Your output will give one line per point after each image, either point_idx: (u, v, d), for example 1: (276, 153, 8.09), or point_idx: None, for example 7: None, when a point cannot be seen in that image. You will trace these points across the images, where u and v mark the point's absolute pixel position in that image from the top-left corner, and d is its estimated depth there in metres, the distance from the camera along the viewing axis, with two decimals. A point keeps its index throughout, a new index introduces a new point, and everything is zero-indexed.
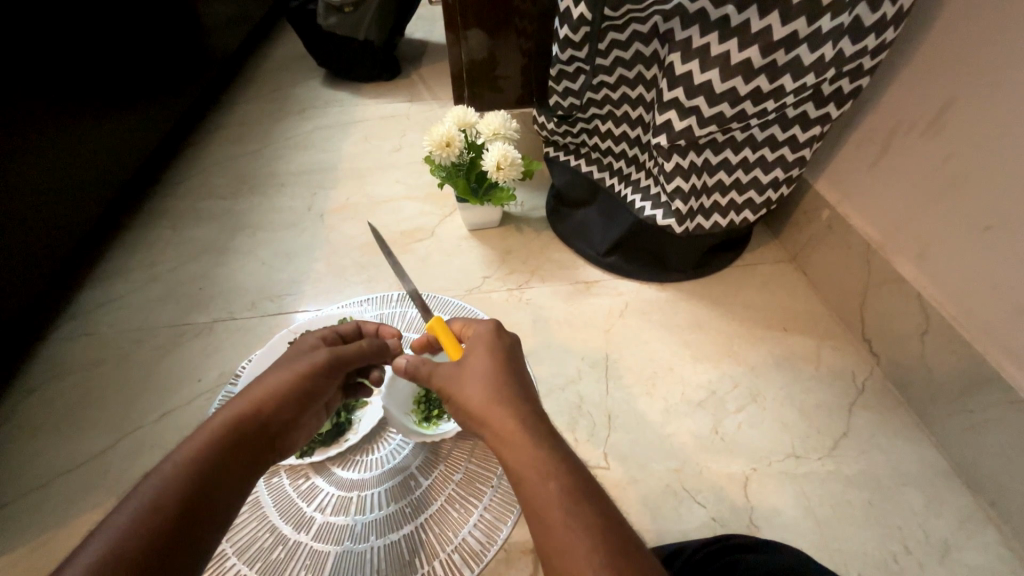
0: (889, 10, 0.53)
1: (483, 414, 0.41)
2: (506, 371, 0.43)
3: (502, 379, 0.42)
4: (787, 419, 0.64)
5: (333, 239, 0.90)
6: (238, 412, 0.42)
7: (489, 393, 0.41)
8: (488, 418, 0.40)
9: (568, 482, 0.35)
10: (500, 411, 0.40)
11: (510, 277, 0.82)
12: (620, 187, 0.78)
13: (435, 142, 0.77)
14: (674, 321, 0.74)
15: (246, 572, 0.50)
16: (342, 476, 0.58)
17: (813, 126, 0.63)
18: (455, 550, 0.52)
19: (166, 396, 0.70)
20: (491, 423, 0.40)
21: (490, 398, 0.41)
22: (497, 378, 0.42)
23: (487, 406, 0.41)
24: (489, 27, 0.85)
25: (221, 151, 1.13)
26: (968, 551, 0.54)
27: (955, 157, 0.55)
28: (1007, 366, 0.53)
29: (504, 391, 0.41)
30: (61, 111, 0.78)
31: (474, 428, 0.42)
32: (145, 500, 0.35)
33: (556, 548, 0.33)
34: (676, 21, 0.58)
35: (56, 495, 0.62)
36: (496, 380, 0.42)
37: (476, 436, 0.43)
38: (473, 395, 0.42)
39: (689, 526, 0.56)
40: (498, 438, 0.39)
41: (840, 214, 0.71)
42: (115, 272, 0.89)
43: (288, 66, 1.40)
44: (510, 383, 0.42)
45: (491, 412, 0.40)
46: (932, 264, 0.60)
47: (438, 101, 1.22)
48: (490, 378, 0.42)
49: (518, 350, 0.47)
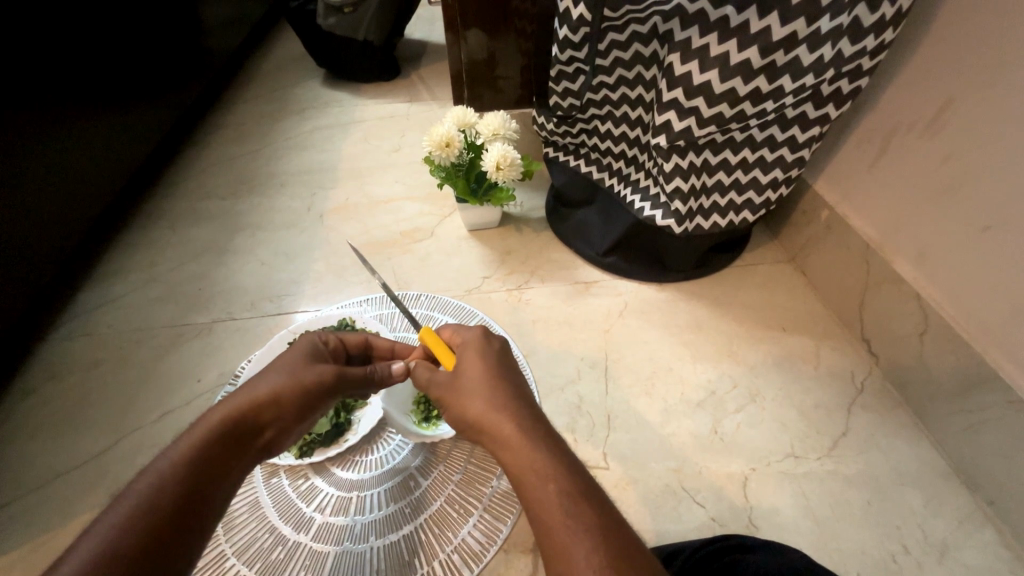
0: (889, 10, 0.53)
1: (480, 419, 0.41)
2: (502, 376, 0.43)
3: (498, 384, 0.42)
4: (786, 419, 0.64)
5: (333, 239, 0.90)
6: (236, 411, 0.42)
7: (486, 398, 0.41)
8: (486, 423, 0.40)
9: (567, 483, 0.35)
10: (498, 416, 0.40)
11: (510, 277, 0.82)
12: (620, 187, 0.78)
13: (435, 143, 0.77)
14: (673, 321, 0.75)
15: (245, 572, 0.50)
16: (342, 476, 0.59)
17: (813, 126, 0.64)
18: (454, 550, 0.53)
19: (166, 397, 0.70)
20: (489, 428, 0.40)
21: (488, 403, 0.41)
22: (493, 383, 0.42)
23: (483, 413, 0.40)
24: (489, 27, 0.85)
25: (221, 151, 1.13)
26: (967, 551, 0.54)
27: (954, 157, 0.55)
28: (1005, 366, 0.53)
29: (501, 395, 0.41)
30: (60, 111, 0.78)
31: (472, 434, 0.42)
32: (139, 499, 0.35)
33: (558, 550, 0.33)
34: (676, 21, 0.58)
35: (55, 496, 0.62)
36: (492, 385, 0.42)
37: (475, 443, 0.42)
38: (470, 401, 0.42)
39: (689, 526, 0.56)
40: (496, 444, 0.39)
41: (839, 215, 0.71)
42: (114, 272, 0.89)
43: (288, 66, 1.40)
44: (505, 388, 0.42)
45: (488, 417, 0.40)
46: (931, 264, 0.60)
47: (438, 101, 1.22)
48: (487, 383, 0.42)
49: (508, 354, 0.47)
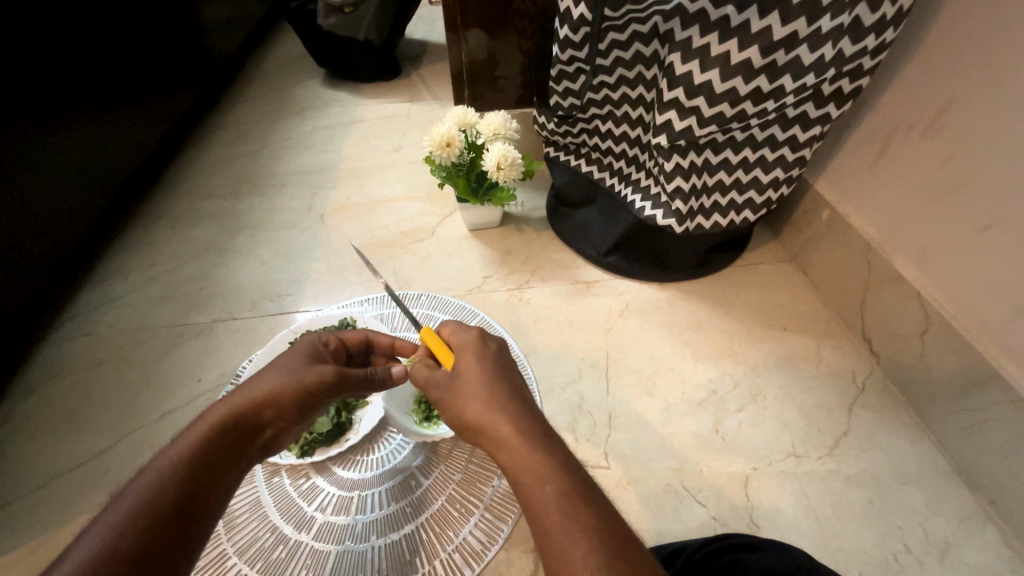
0: (889, 10, 0.53)
1: (478, 421, 0.41)
2: (500, 377, 0.43)
3: (496, 385, 0.42)
4: (787, 419, 0.64)
5: (333, 238, 0.90)
6: (234, 411, 0.42)
7: (484, 400, 0.41)
8: (484, 425, 0.40)
9: (565, 484, 0.35)
10: (496, 417, 0.40)
11: (511, 277, 0.82)
12: (621, 187, 0.78)
13: (435, 142, 0.76)
14: (674, 321, 0.75)
15: (246, 571, 0.50)
16: (343, 476, 0.58)
17: (813, 126, 0.64)
18: (455, 550, 0.53)
19: (167, 397, 0.70)
20: (487, 429, 0.40)
21: (485, 404, 0.41)
22: (490, 384, 0.42)
23: (481, 414, 0.41)
24: (489, 27, 0.86)
25: (221, 151, 1.13)
26: (968, 550, 0.54)
27: (955, 157, 0.55)
28: (1005, 365, 0.53)
29: (499, 397, 0.41)
30: (60, 111, 0.78)
31: (470, 435, 0.42)
32: (139, 497, 0.35)
33: (556, 551, 0.33)
34: (676, 21, 0.58)
35: (56, 495, 0.62)
36: (489, 386, 0.42)
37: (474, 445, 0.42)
38: (467, 402, 0.42)
39: (689, 525, 0.56)
40: (494, 445, 0.39)
41: (839, 214, 0.71)
42: (114, 272, 0.89)
43: (288, 66, 1.40)
44: (503, 389, 0.42)
45: (485, 418, 0.40)
46: (931, 264, 0.60)
47: (438, 101, 1.22)
48: (485, 384, 0.42)
49: (507, 355, 0.47)
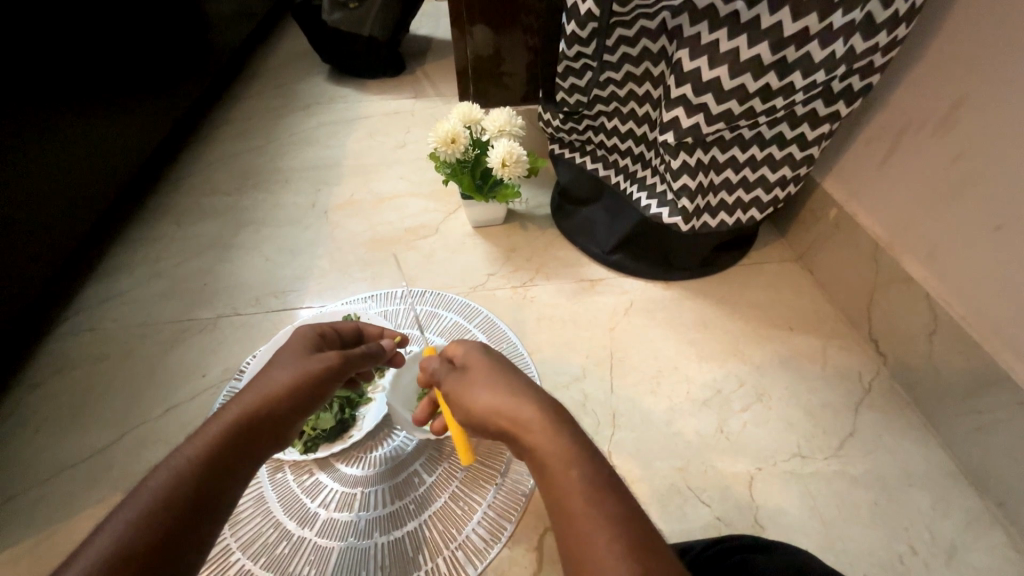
0: (901, 6, 0.52)
1: (497, 406, 0.41)
2: (518, 372, 0.44)
3: (515, 377, 0.43)
4: (793, 419, 0.63)
5: (337, 235, 0.90)
6: (249, 408, 0.42)
7: (503, 388, 0.42)
8: (503, 408, 0.40)
9: (590, 470, 0.35)
10: (513, 402, 0.40)
11: (515, 275, 0.81)
12: (627, 185, 0.78)
13: (440, 139, 0.76)
14: (679, 320, 0.74)
15: (250, 566, 0.51)
16: (346, 472, 0.58)
17: (822, 124, 0.63)
18: (458, 548, 0.52)
19: (170, 393, 0.70)
20: (504, 411, 0.40)
21: (503, 391, 0.42)
22: (509, 376, 0.43)
23: (500, 398, 0.41)
24: (494, 22, 0.85)
25: (226, 147, 1.13)
26: (975, 553, 0.53)
27: (966, 156, 0.55)
28: (1014, 366, 0.53)
29: (518, 386, 0.42)
30: (61, 107, 0.77)
31: (484, 423, 0.42)
32: (156, 495, 0.34)
33: (578, 537, 0.32)
34: (684, 18, 0.57)
35: (59, 491, 0.62)
36: (504, 377, 0.43)
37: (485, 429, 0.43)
38: (484, 390, 0.42)
39: (692, 525, 0.56)
40: (511, 425, 0.39)
41: (847, 214, 0.71)
42: (118, 268, 0.89)
43: (293, 62, 1.39)
44: (522, 380, 0.43)
45: (503, 401, 0.41)
46: (942, 265, 0.59)
47: (442, 97, 1.22)
48: (502, 377, 0.43)
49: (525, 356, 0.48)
